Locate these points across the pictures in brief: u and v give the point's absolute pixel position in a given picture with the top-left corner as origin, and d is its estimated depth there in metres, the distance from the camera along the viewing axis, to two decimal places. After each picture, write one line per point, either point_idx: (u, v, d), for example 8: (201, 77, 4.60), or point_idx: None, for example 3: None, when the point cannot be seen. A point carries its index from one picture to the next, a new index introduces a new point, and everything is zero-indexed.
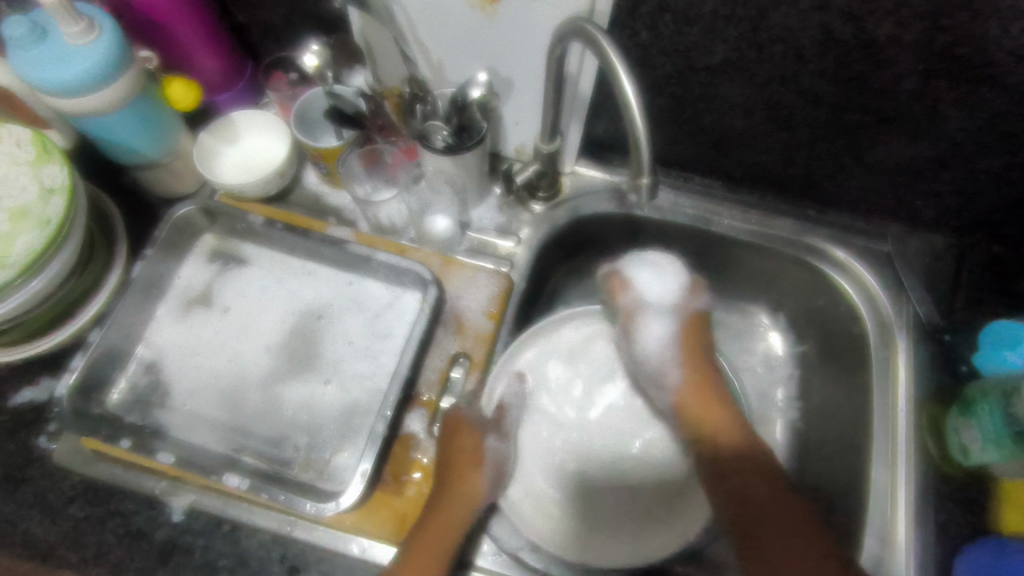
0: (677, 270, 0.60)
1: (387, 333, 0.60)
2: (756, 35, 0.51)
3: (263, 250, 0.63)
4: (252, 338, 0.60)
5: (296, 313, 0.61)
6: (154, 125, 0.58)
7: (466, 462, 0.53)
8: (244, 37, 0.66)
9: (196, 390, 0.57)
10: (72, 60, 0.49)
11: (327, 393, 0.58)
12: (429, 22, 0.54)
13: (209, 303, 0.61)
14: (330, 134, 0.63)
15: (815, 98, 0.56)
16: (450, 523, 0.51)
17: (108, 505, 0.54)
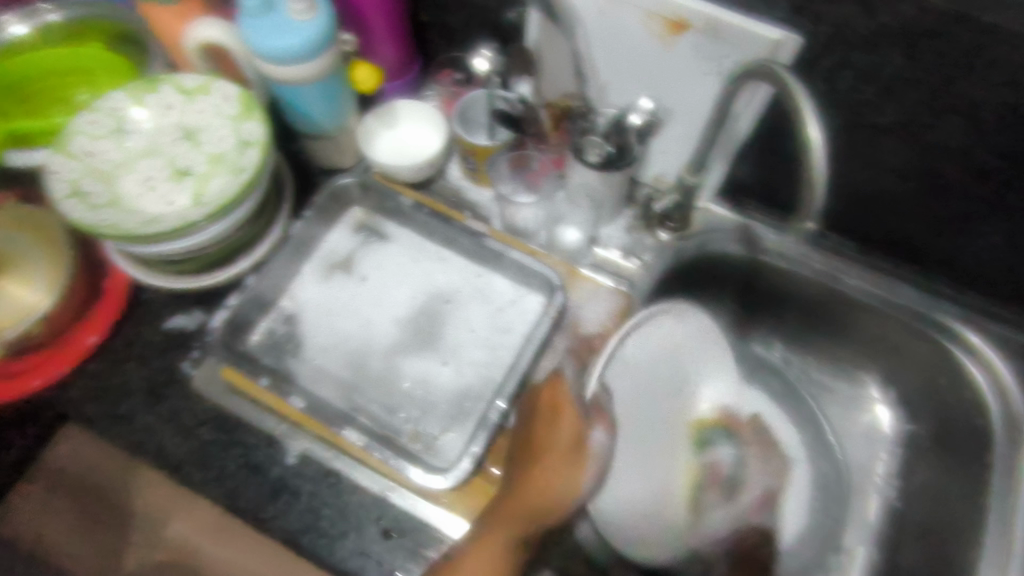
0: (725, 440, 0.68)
1: (507, 328, 0.63)
2: (936, 103, 0.51)
3: (400, 228, 0.67)
4: (383, 308, 0.63)
5: (426, 294, 0.64)
6: (334, 102, 0.62)
7: (550, 461, 0.50)
8: (419, 36, 0.72)
9: (327, 347, 0.62)
10: (284, 34, 0.54)
11: (444, 373, 0.60)
12: (607, 42, 0.57)
13: (348, 270, 0.65)
14: (481, 132, 0.66)
15: (985, 175, 0.55)
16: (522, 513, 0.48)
17: (233, 435, 0.58)
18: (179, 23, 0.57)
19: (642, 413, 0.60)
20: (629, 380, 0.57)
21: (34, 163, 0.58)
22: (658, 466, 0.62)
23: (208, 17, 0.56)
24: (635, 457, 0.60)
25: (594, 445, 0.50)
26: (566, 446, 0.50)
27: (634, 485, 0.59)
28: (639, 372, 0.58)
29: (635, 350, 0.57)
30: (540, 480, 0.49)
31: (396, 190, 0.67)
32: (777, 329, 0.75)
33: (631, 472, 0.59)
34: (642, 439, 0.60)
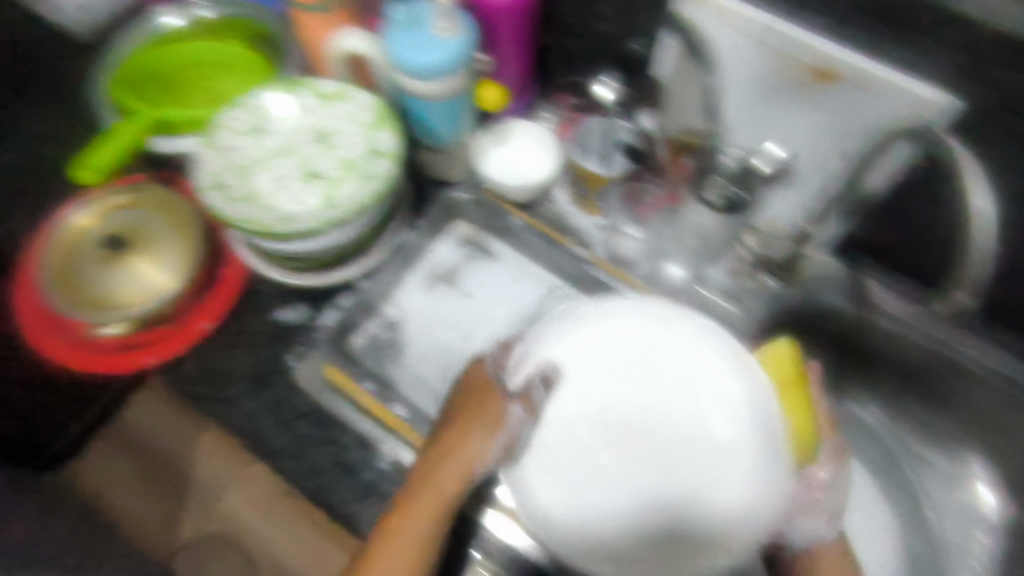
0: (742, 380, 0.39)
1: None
2: None
3: (506, 246, 0.68)
4: (485, 323, 0.65)
5: (525, 315, 0.65)
6: (459, 118, 0.64)
7: (459, 429, 0.45)
8: (541, 58, 0.72)
9: (424, 357, 0.63)
10: (433, 49, 0.55)
11: None
12: (745, 85, 0.57)
13: (451, 282, 0.66)
14: (593, 158, 0.66)
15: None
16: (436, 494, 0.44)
17: (329, 433, 0.59)
18: (325, 28, 0.59)
19: (622, 415, 0.38)
20: (585, 379, 0.39)
21: (176, 149, 0.62)
22: (637, 508, 0.36)
23: (355, 28, 0.58)
24: (601, 472, 0.37)
25: (509, 417, 0.42)
26: (482, 414, 0.43)
27: (600, 522, 0.37)
28: (603, 361, 0.39)
29: (583, 342, 0.40)
30: (455, 448, 0.44)
31: (505, 209, 0.69)
32: (876, 391, 0.72)
33: (594, 489, 0.37)
34: (616, 456, 0.37)
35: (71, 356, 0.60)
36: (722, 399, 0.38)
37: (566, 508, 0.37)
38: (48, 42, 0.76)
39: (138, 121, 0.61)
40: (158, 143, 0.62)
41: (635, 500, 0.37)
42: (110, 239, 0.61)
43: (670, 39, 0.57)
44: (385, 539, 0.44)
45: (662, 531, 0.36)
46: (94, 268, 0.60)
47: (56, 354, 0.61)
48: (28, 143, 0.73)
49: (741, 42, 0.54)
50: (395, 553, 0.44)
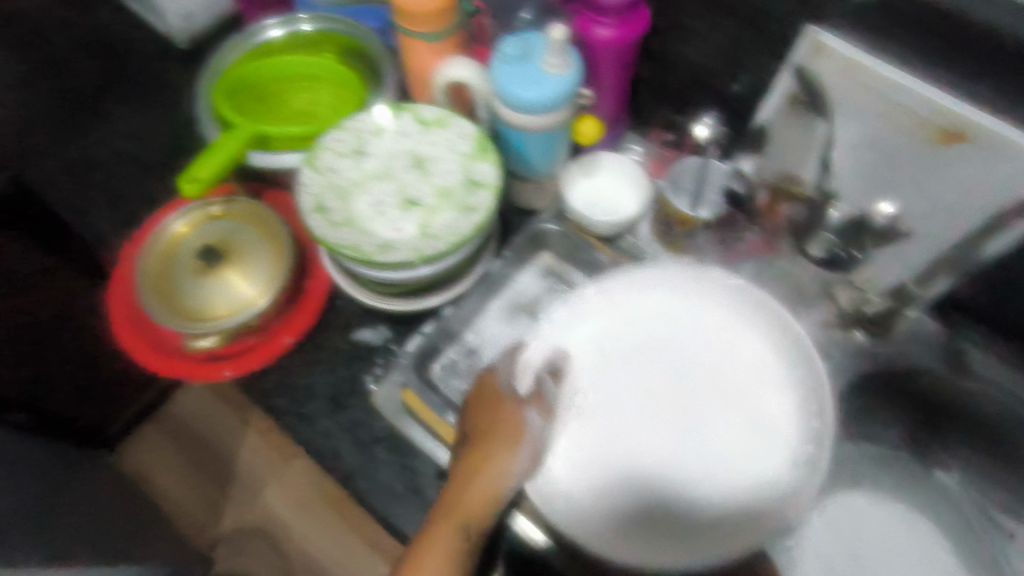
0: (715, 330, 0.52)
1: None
2: None
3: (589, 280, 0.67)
4: None
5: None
6: (553, 150, 0.63)
7: (490, 448, 0.46)
8: (636, 92, 0.71)
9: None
10: (540, 85, 0.54)
11: None
12: (860, 137, 0.54)
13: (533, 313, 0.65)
14: (683, 196, 0.65)
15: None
16: (465, 504, 0.44)
17: (405, 458, 0.59)
18: (434, 57, 0.59)
19: (626, 394, 0.52)
20: (595, 364, 0.53)
21: (280, 165, 0.64)
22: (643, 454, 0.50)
23: (462, 57, 0.58)
24: (619, 440, 0.50)
25: (528, 425, 0.48)
26: (507, 430, 0.47)
27: (619, 486, 0.49)
28: (607, 348, 0.53)
29: (589, 330, 0.53)
30: (482, 461, 0.45)
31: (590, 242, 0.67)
32: (960, 454, 0.69)
33: (614, 455, 0.50)
34: (627, 422, 0.51)
35: (157, 362, 0.61)
36: (706, 368, 0.52)
37: (584, 481, 0.49)
38: (163, 59, 0.81)
39: (238, 135, 0.61)
40: (256, 158, 0.64)
41: (644, 455, 0.50)
42: (205, 250, 0.62)
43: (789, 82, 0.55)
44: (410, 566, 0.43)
45: (662, 495, 0.49)
46: (189, 278, 0.61)
47: (144, 360, 0.62)
48: (131, 144, 0.76)
49: (863, 96, 0.52)
50: (430, 573, 0.42)
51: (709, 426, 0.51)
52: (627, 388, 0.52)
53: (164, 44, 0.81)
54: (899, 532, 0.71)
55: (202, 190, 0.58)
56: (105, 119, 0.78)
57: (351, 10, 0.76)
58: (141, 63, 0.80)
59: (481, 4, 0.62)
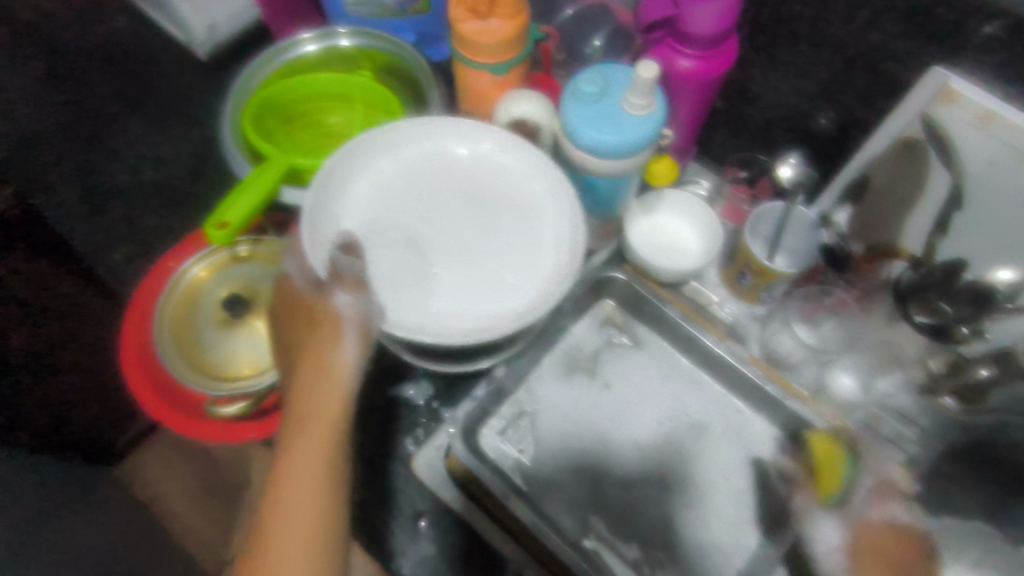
0: (493, 131, 0.50)
1: (763, 486, 0.55)
2: None
3: (658, 338, 0.61)
4: (627, 427, 0.57)
5: (675, 419, 0.58)
6: (622, 190, 0.56)
7: (311, 357, 0.43)
8: (708, 123, 0.64)
9: (562, 456, 0.56)
10: (618, 129, 0.48)
11: (690, 522, 0.54)
12: (984, 193, 0.48)
13: (596, 375, 0.59)
14: (759, 242, 0.59)
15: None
16: (311, 395, 0.42)
17: (448, 536, 0.54)
18: (496, 90, 0.53)
19: (426, 235, 0.48)
20: (381, 229, 0.48)
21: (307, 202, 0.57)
22: (482, 258, 0.48)
23: (528, 91, 0.52)
24: (446, 261, 0.48)
25: (341, 313, 0.43)
26: (323, 337, 0.43)
27: (465, 317, 0.46)
28: (387, 210, 0.49)
29: (364, 206, 0.48)
30: (316, 356, 0.43)
31: (660, 295, 0.61)
32: None
33: (435, 293, 0.46)
34: (431, 259, 0.47)
35: (180, 423, 0.52)
36: (489, 189, 0.50)
37: (447, 304, 0.46)
38: (184, 72, 0.74)
39: (270, 169, 0.54)
40: (290, 193, 0.56)
41: (482, 259, 0.48)
42: (230, 298, 0.56)
43: (905, 127, 0.49)
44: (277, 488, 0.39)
45: (519, 288, 0.47)
46: (213, 330, 0.55)
47: (165, 421, 0.52)
48: (154, 169, 0.70)
49: (995, 148, 0.45)
50: (295, 490, 0.38)
51: (511, 244, 0.48)
52: (425, 232, 0.48)
53: (184, 56, 0.75)
54: None
55: (231, 236, 0.51)
56: (118, 135, 0.71)
57: (391, 24, 0.68)
58: (160, 76, 0.74)
59: (550, 29, 0.55)
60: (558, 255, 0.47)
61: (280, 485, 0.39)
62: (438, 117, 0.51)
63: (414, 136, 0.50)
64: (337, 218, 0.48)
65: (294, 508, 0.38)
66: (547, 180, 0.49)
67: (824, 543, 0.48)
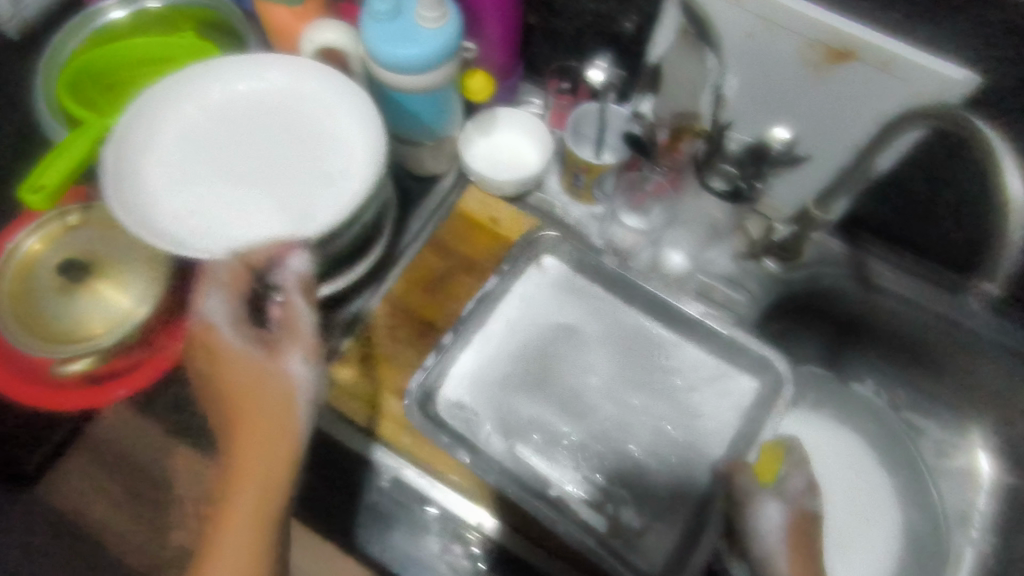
0: (295, 59, 0.53)
1: (700, 413, 0.59)
2: None
3: (579, 277, 0.64)
4: (564, 373, 0.61)
5: (548, 329, 0.62)
6: (442, 109, 0.59)
7: (246, 393, 0.45)
8: (527, 39, 0.67)
9: (473, 395, 0.58)
10: (415, 43, 0.51)
11: (594, 436, 0.59)
12: (750, 67, 0.54)
13: (493, 316, 0.62)
14: (585, 146, 0.64)
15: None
16: (260, 436, 0.44)
17: (326, 453, 0.59)
18: (299, 22, 0.54)
19: (236, 169, 0.51)
20: (190, 168, 0.50)
21: None
22: (289, 180, 0.50)
23: (328, 19, 0.54)
24: (256, 190, 0.50)
25: (297, 379, 0.46)
26: (272, 387, 0.45)
27: (274, 232, 0.48)
28: (194, 153, 0.51)
29: (170, 152, 0.50)
30: (260, 402, 0.45)
31: (503, 207, 0.66)
32: (882, 360, 0.71)
33: (249, 217, 0.49)
34: (241, 190, 0.50)
35: (43, 400, 0.54)
36: (294, 120, 0.52)
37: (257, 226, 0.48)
38: None
39: (87, 133, 0.53)
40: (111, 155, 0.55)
41: (290, 181, 0.50)
42: (66, 265, 0.56)
43: (676, 19, 0.54)
44: (231, 498, 0.43)
45: (325, 199, 0.49)
46: (56, 297, 0.55)
47: (28, 401, 0.53)
48: None
49: (751, 22, 0.51)
50: (242, 518, 0.42)
51: (317, 164, 0.51)
52: (234, 168, 0.51)
53: None
54: (842, 449, 0.72)
55: (50, 199, 0.52)
56: None
57: None
58: None
59: None
60: (360, 166, 0.50)
61: (236, 511, 0.42)
62: (235, 54, 0.53)
63: (212, 78, 0.52)
64: (141, 172, 0.49)
65: (247, 531, 0.42)
66: (345, 99, 0.52)
67: (769, 520, 0.50)
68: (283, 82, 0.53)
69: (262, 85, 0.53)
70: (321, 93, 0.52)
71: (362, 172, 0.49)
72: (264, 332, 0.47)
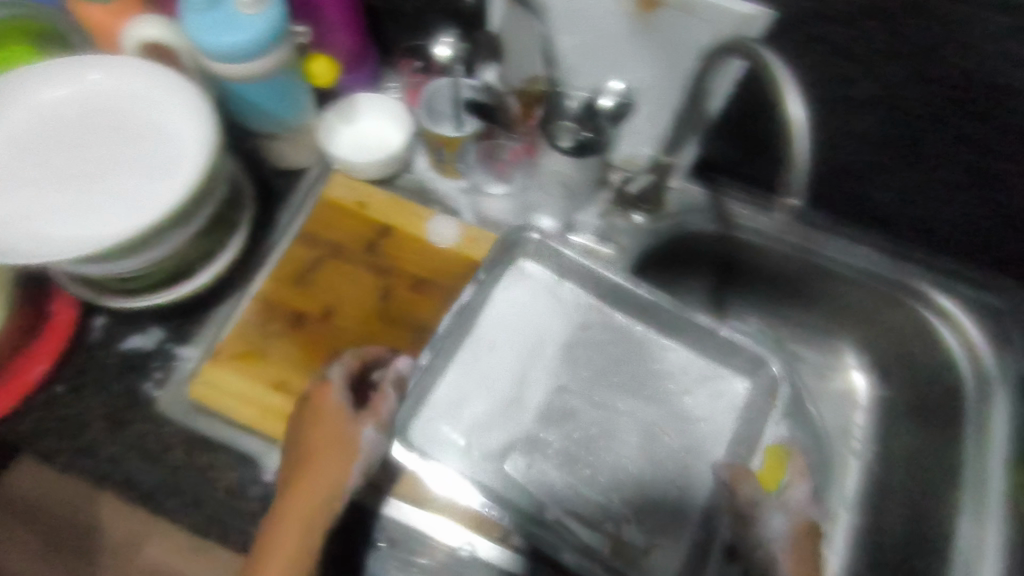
0: (116, 57, 0.52)
1: (697, 419, 0.60)
2: (906, 55, 0.50)
3: (564, 285, 0.64)
4: (553, 381, 0.62)
5: (535, 341, 0.63)
6: (289, 95, 0.60)
7: (312, 456, 0.50)
8: (375, 23, 0.68)
9: (446, 411, 0.58)
10: (238, 27, 0.51)
11: (574, 442, 0.59)
12: (574, 25, 0.56)
13: (473, 329, 0.61)
14: (445, 122, 0.64)
15: (991, 153, 0.56)
16: (309, 500, 0.49)
17: (206, 458, 0.57)
18: (116, 20, 0.53)
19: (67, 175, 0.50)
20: (18, 179, 0.49)
21: None
22: (124, 179, 0.50)
23: (149, 15, 0.53)
24: (89, 193, 0.49)
25: (364, 442, 0.51)
26: (347, 443, 0.51)
27: (107, 230, 0.47)
28: (21, 164, 0.50)
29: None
30: (319, 470, 0.49)
31: (372, 192, 0.67)
32: (754, 296, 0.75)
33: (81, 219, 0.48)
34: (74, 194, 0.49)
35: None
36: (124, 118, 0.51)
37: (91, 227, 0.48)
38: None
39: None
40: None
41: (125, 179, 0.50)
42: None
43: None
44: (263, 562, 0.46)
45: (160, 190, 0.49)
46: None
47: None
48: None
49: None
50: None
51: (151, 158, 0.50)
52: (66, 175, 0.50)
53: None
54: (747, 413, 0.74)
55: None
56: None
57: None
58: None
59: None
60: (193, 153, 0.49)
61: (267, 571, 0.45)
62: (52, 59, 0.52)
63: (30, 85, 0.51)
64: None
65: None
66: (170, 89, 0.51)
67: (775, 527, 0.55)
68: (108, 82, 0.52)
69: (88, 88, 0.52)
70: (147, 87, 0.52)
71: (194, 158, 0.49)
72: (357, 405, 0.54)
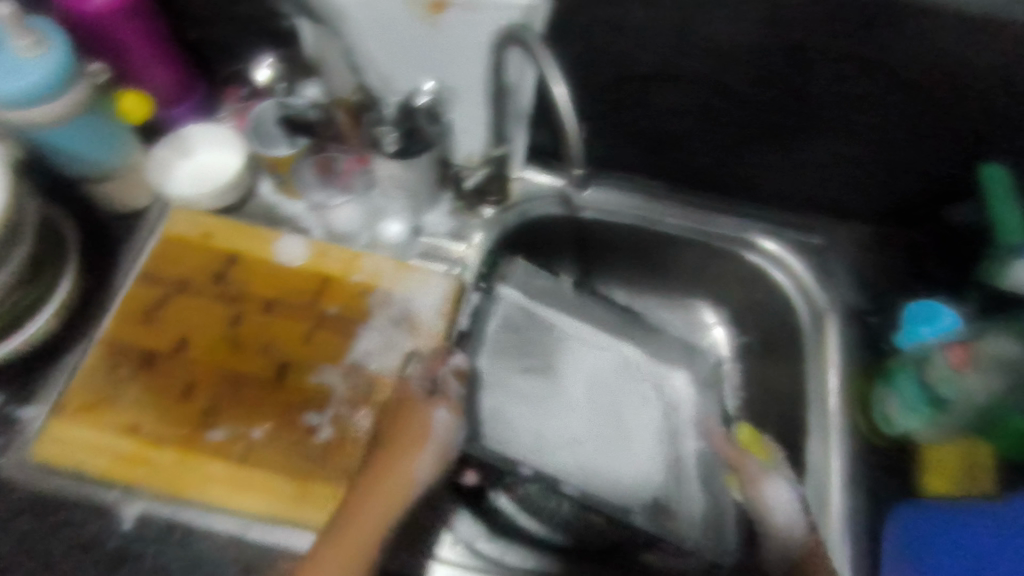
0: None
1: (676, 405, 0.68)
2: (685, 28, 0.55)
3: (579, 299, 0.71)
4: (595, 386, 0.66)
5: (574, 350, 0.67)
6: (105, 138, 0.59)
7: (387, 445, 0.51)
8: (199, 54, 0.68)
9: (530, 416, 0.61)
10: (22, 73, 0.50)
11: (623, 438, 0.63)
12: (377, 34, 0.59)
13: (511, 339, 0.65)
14: (279, 142, 0.65)
15: (802, 116, 0.62)
16: (379, 488, 0.49)
17: (57, 516, 0.54)
18: None
19: None
20: None
21: None
22: None
23: None
24: None
25: (436, 426, 0.52)
26: (417, 434, 0.51)
27: None
28: None
29: None
30: (393, 457, 0.50)
31: (216, 221, 0.66)
32: (610, 272, 0.77)
33: None
34: None
35: None
36: None
37: None
38: None
39: None
40: None
41: None
42: None
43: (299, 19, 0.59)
44: (326, 545, 0.47)
45: None
46: None
47: None
48: None
49: None
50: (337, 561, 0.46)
51: None
52: None
53: None
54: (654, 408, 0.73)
55: None
56: None
57: None
58: None
59: None
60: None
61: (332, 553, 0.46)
62: None
63: None
64: None
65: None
66: None
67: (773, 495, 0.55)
68: None
69: None
70: None
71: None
72: (436, 394, 0.55)
